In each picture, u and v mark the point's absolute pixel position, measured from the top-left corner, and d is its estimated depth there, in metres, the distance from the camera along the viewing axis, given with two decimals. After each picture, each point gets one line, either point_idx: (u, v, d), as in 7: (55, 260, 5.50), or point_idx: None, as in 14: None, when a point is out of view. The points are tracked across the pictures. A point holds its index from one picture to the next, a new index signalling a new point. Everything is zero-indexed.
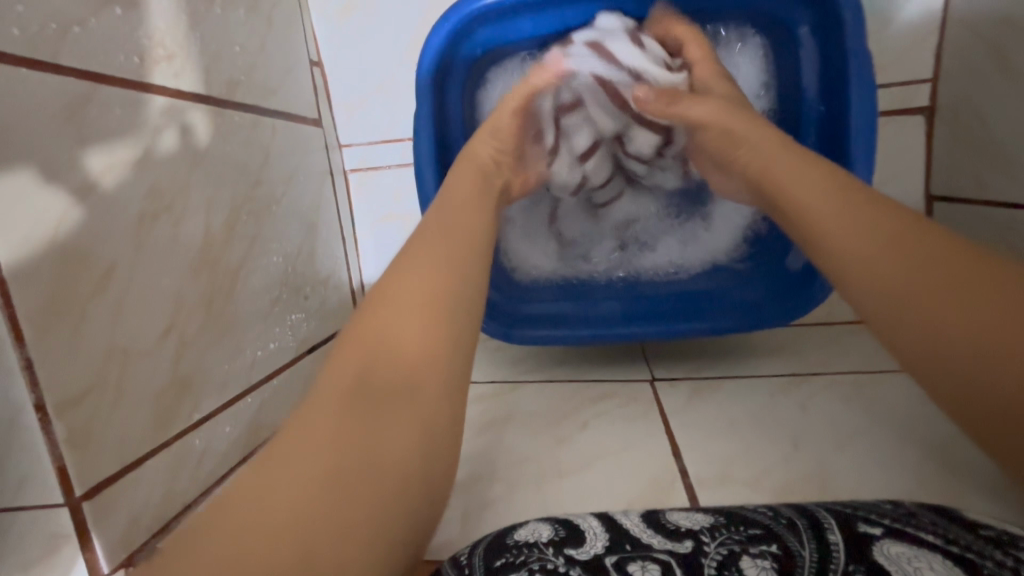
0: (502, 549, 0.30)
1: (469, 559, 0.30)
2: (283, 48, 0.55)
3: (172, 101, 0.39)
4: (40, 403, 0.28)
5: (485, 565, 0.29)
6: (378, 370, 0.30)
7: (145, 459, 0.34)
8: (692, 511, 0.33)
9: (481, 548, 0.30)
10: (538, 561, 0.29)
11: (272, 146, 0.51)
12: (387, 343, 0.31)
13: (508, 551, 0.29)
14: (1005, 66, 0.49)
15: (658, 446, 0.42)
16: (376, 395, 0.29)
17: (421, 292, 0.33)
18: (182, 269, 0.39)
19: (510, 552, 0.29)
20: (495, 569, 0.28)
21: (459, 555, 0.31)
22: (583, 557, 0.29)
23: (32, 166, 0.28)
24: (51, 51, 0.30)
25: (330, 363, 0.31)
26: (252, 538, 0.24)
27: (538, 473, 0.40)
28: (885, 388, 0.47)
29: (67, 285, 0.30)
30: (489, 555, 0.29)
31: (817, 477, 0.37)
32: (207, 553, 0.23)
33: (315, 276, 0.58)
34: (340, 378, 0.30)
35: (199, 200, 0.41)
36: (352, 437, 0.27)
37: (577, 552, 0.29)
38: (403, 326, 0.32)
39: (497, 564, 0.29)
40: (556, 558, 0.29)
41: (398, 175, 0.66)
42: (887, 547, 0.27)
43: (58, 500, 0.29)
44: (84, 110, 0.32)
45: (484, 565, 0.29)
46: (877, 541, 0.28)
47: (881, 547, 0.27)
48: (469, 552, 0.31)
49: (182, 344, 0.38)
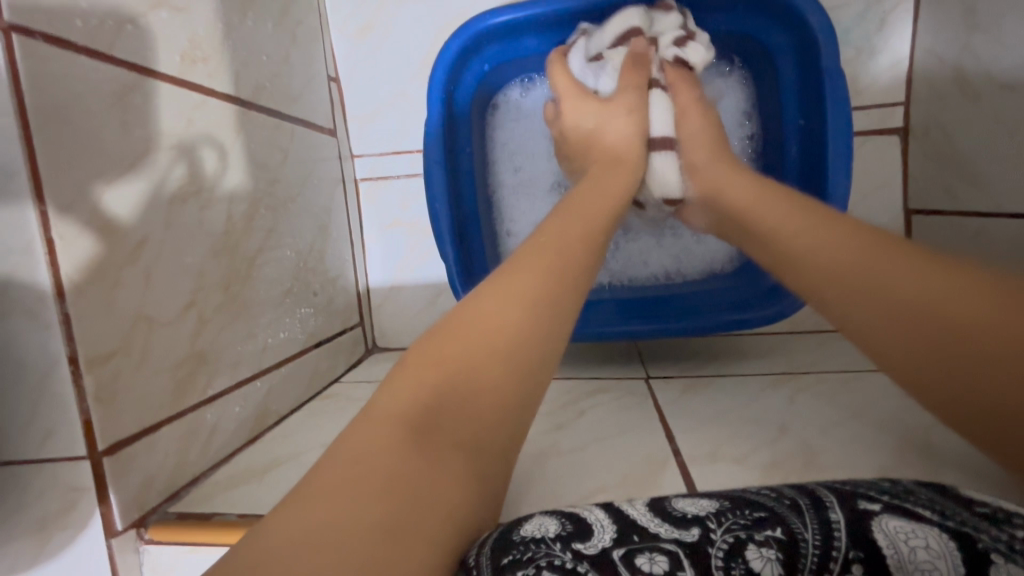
0: (510, 544, 0.30)
1: (477, 560, 0.29)
2: (306, 61, 0.60)
3: (207, 98, 0.43)
4: (72, 356, 0.30)
5: (495, 564, 0.29)
6: (447, 410, 0.30)
7: (161, 425, 0.36)
8: (697, 497, 0.34)
9: (488, 547, 0.30)
10: (546, 557, 0.29)
11: (290, 151, 0.55)
12: (465, 383, 0.31)
13: (515, 548, 0.29)
14: (968, 87, 0.53)
15: (652, 431, 0.43)
16: (446, 428, 0.29)
17: (496, 330, 0.33)
18: (206, 249, 0.41)
19: (518, 548, 0.30)
20: (506, 567, 0.28)
21: (467, 554, 0.30)
22: (591, 551, 0.30)
23: (84, 140, 0.32)
24: (107, 43, 0.34)
25: (400, 380, 0.31)
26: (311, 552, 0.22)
27: (537, 452, 0.42)
28: (869, 383, 0.49)
29: (105, 249, 0.32)
30: (497, 553, 0.29)
31: (803, 456, 0.39)
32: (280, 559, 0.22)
33: (324, 274, 0.60)
34: (408, 405, 0.29)
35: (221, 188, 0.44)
36: (410, 478, 0.26)
37: (585, 546, 0.30)
38: (480, 359, 0.32)
39: (505, 562, 0.29)
40: (563, 553, 0.29)
41: (406, 184, 0.70)
42: (886, 521, 0.29)
43: (81, 453, 0.31)
44: (129, 99, 0.35)
45: (494, 564, 0.29)
46: (877, 516, 0.29)
47: (881, 522, 0.29)
48: (478, 552, 0.30)
49: (202, 320, 0.40)
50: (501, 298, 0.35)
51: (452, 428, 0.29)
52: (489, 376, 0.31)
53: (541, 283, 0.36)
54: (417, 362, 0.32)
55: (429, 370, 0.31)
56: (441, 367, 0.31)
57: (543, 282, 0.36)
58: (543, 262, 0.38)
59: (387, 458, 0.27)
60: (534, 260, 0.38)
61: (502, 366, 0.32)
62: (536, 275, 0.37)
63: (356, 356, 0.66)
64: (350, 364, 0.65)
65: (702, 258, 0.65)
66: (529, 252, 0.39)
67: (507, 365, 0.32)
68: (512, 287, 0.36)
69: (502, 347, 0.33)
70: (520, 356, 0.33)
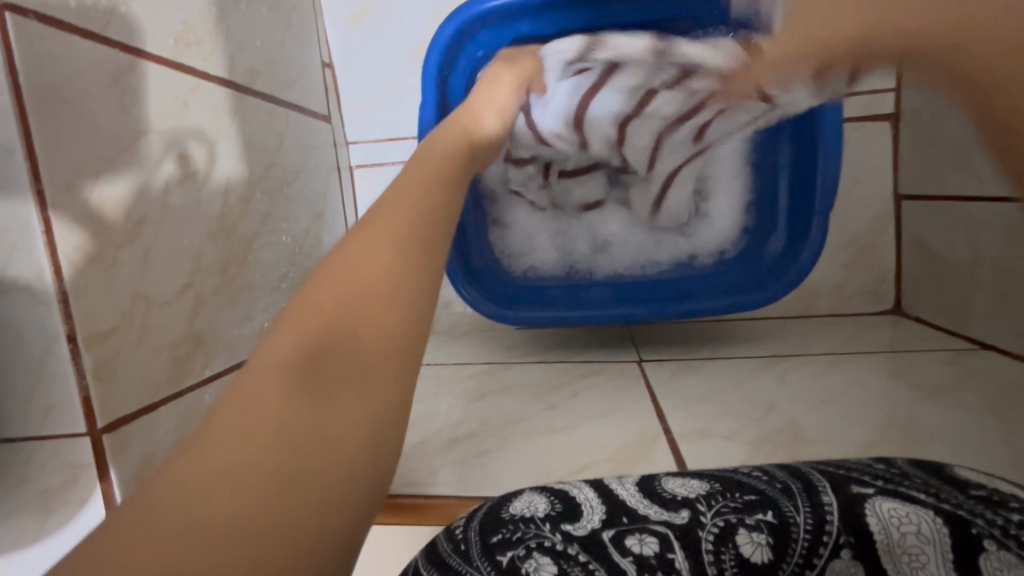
0: (498, 523, 0.32)
1: (465, 533, 0.32)
2: (300, 47, 0.59)
3: (200, 82, 0.43)
4: (72, 334, 0.31)
5: (483, 542, 0.31)
6: (328, 357, 0.23)
7: (159, 405, 0.36)
8: (687, 475, 0.35)
9: (476, 521, 0.32)
10: (536, 538, 0.31)
11: (286, 135, 0.55)
12: (349, 325, 0.24)
13: (504, 527, 0.31)
14: None
15: (645, 410, 0.44)
16: (330, 372, 0.23)
17: (382, 262, 0.27)
18: (201, 231, 0.42)
19: (507, 527, 0.31)
20: (493, 546, 0.31)
21: (454, 527, 0.32)
22: (580, 533, 0.31)
23: (77, 120, 0.32)
24: (101, 25, 0.34)
25: (276, 332, 0.24)
26: (172, 546, 0.19)
27: (530, 430, 0.43)
28: (856, 364, 0.50)
29: (102, 229, 0.33)
30: (487, 533, 0.31)
31: (791, 432, 0.40)
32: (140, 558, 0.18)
33: (320, 259, 0.61)
34: (283, 357, 0.23)
35: (216, 169, 0.44)
36: (287, 439, 0.21)
37: (574, 527, 0.31)
38: (365, 293, 0.25)
39: (494, 541, 0.31)
40: (553, 535, 0.31)
41: (401, 171, 0.70)
42: (880, 504, 0.31)
43: (81, 430, 0.31)
44: (125, 80, 0.36)
45: (482, 541, 0.31)
46: (871, 499, 0.31)
47: (874, 505, 0.31)
48: (466, 523, 0.32)
49: (198, 303, 0.41)
50: (381, 229, 0.28)
51: (333, 375, 0.23)
52: (379, 312, 0.25)
53: (429, 213, 0.30)
54: (296, 305, 0.25)
55: (308, 313, 0.25)
56: (322, 313, 0.24)
57: (427, 207, 0.31)
58: (429, 198, 0.32)
59: (269, 413, 0.22)
60: (411, 189, 0.32)
61: (393, 299, 0.26)
62: (420, 200, 0.31)
63: None
64: None
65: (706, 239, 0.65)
66: (408, 180, 0.33)
67: (398, 303, 0.26)
68: (394, 211, 0.29)
69: (394, 279, 0.26)
70: (411, 282, 0.27)
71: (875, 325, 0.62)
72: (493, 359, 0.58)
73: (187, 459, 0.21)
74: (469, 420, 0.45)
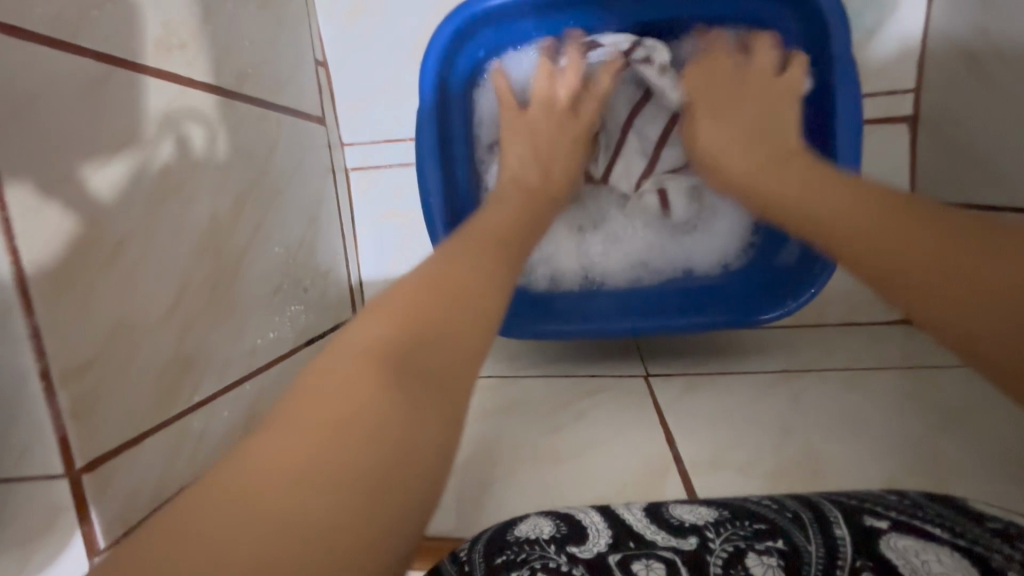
0: (503, 546, 0.31)
1: (469, 556, 0.31)
2: (291, 46, 0.56)
3: (182, 88, 0.40)
4: (45, 371, 0.28)
5: (486, 564, 0.30)
6: (408, 358, 0.26)
7: (145, 437, 0.34)
8: (696, 503, 0.34)
9: (481, 545, 0.32)
10: (540, 559, 0.30)
11: (277, 140, 0.52)
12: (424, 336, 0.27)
13: (509, 549, 0.30)
14: (982, 74, 0.52)
15: (655, 435, 0.42)
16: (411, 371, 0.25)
17: (450, 288, 0.31)
18: (189, 248, 0.39)
19: (512, 549, 0.30)
20: (496, 568, 0.30)
21: (459, 552, 0.32)
22: (586, 555, 0.30)
23: (49, 138, 0.29)
24: (72, 31, 0.31)
25: (355, 330, 0.27)
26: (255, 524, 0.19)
27: (534, 457, 0.41)
28: (874, 381, 0.48)
29: (78, 255, 0.30)
30: (490, 554, 0.30)
31: (809, 465, 0.38)
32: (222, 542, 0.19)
33: (315, 269, 0.59)
34: (365, 350, 0.25)
35: (209, 160, 0.42)
36: (372, 429, 0.23)
37: (580, 550, 0.30)
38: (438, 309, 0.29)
39: (498, 562, 0.30)
40: (558, 556, 0.30)
41: (398, 174, 0.67)
42: (895, 540, 0.29)
43: (58, 472, 0.29)
44: (100, 91, 0.33)
45: (486, 563, 0.30)
46: (884, 534, 0.29)
47: (889, 540, 0.29)
48: (470, 547, 0.32)
49: (186, 324, 0.39)
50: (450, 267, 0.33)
51: (412, 375, 0.25)
52: (453, 327, 0.28)
53: (475, 262, 0.34)
54: (375, 311, 0.28)
55: (386, 320, 0.27)
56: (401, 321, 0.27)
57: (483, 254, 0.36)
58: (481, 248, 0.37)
59: (353, 401, 0.23)
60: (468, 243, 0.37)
61: (463, 320, 0.29)
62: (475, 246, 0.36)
63: None
64: None
65: (714, 246, 0.63)
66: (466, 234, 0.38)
67: (466, 325, 0.29)
68: (458, 256, 0.34)
69: (463, 302, 0.30)
70: (475, 309, 0.30)
71: (887, 335, 0.60)
72: (495, 373, 0.56)
73: (275, 439, 0.22)
74: (471, 444, 0.44)
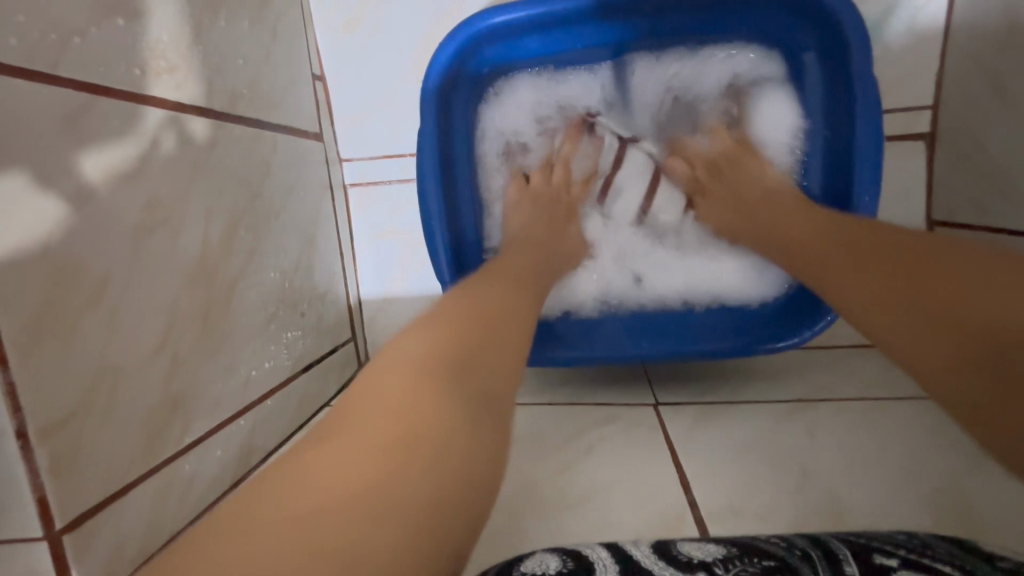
0: None
1: None
2: (286, 61, 0.54)
3: (171, 113, 0.38)
4: (21, 429, 0.27)
5: None
6: (449, 378, 0.33)
7: (132, 486, 0.33)
8: (704, 541, 0.32)
9: None
10: None
11: (272, 161, 0.50)
12: (462, 359, 0.34)
13: None
14: (1005, 94, 0.50)
15: (667, 475, 0.40)
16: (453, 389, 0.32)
17: (479, 317, 0.40)
18: (180, 282, 0.38)
19: None
20: None
21: None
22: None
23: (23, 180, 0.27)
24: (50, 61, 0.29)
25: (400, 352, 0.34)
26: (337, 509, 0.24)
27: (541, 499, 0.39)
28: (893, 413, 0.46)
29: (56, 301, 0.28)
30: None
31: (829, 512, 0.36)
32: (312, 524, 0.23)
33: (312, 291, 0.57)
34: (411, 370, 0.32)
35: (201, 187, 0.40)
36: (425, 437, 0.28)
37: None
38: (468, 338, 0.36)
39: None
40: None
41: (399, 190, 0.65)
42: None
43: (38, 533, 0.28)
44: (81, 123, 0.31)
45: None
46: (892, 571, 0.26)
47: None
48: None
49: (175, 362, 0.37)
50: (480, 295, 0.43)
51: (454, 395, 0.32)
52: (486, 351, 0.37)
53: (500, 296, 0.44)
54: (417, 339, 0.36)
55: (426, 348, 0.34)
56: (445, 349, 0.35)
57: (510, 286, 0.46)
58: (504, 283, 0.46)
59: (411, 412, 0.29)
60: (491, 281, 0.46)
61: (493, 343, 0.38)
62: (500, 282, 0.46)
63: (347, 374, 0.63)
64: (342, 382, 0.61)
65: (722, 280, 0.60)
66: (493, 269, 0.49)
67: (496, 346, 0.38)
68: (486, 291, 0.44)
69: (492, 329, 0.39)
70: (500, 339, 0.39)
71: None
72: None
73: (344, 447, 0.27)
74: None
